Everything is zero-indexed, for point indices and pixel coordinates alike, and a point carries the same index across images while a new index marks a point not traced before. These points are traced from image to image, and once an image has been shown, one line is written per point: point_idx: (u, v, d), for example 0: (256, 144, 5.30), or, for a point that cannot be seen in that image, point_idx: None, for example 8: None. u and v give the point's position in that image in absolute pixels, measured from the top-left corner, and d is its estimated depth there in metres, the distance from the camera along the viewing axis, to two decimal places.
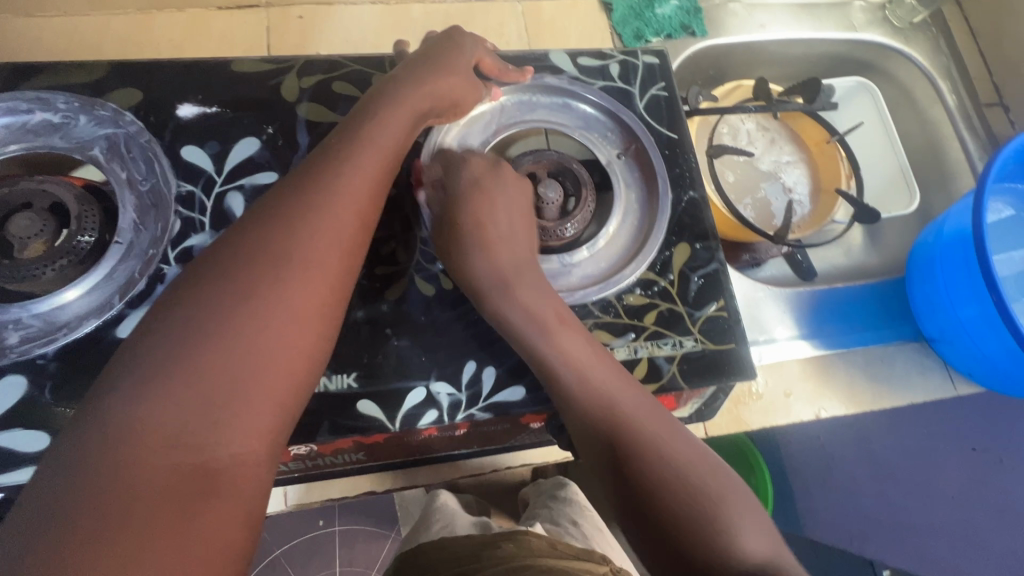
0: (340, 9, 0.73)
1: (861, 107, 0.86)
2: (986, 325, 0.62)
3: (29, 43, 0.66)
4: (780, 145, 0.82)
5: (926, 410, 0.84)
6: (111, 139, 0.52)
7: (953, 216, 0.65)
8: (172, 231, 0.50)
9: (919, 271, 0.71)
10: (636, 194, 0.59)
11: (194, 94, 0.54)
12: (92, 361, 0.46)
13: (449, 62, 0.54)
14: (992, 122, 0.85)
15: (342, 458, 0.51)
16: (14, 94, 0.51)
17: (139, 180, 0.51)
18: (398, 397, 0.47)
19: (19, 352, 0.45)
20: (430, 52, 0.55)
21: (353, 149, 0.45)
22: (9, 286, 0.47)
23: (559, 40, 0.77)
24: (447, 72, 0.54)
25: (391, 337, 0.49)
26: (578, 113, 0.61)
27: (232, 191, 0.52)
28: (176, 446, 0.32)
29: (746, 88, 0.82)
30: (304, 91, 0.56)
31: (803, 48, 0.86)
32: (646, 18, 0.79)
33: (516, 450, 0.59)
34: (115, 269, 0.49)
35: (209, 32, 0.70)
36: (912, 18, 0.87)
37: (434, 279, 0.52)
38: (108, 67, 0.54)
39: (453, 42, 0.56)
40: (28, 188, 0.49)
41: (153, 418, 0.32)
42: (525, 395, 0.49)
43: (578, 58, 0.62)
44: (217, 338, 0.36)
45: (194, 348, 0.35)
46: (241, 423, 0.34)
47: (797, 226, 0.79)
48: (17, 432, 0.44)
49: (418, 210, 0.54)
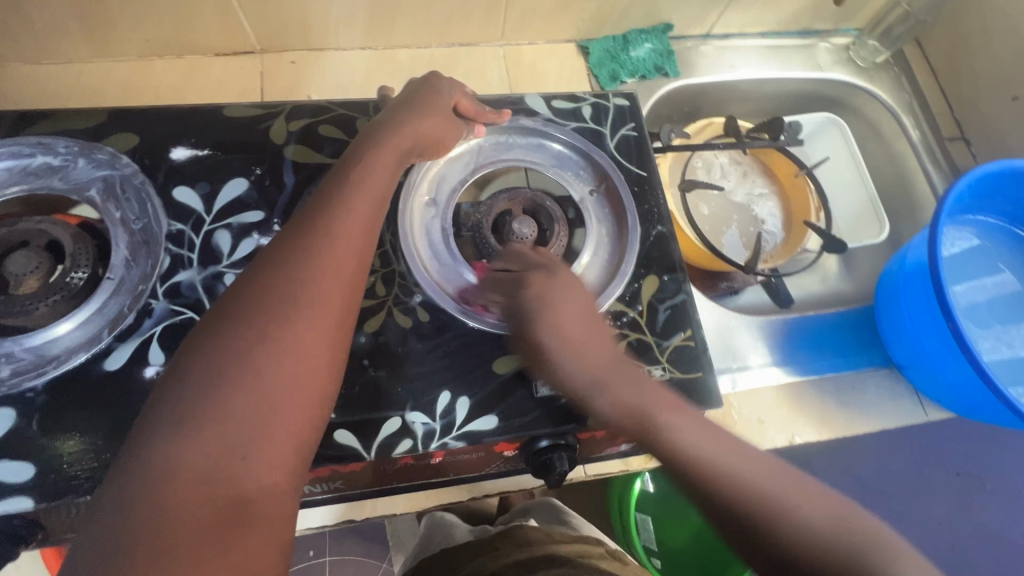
0: (331, 54, 0.78)
1: (830, 141, 0.90)
2: (948, 353, 0.65)
3: (35, 89, 0.70)
4: (753, 179, 0.86)
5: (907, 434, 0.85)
6: (107, 180, 0.55)
7: (914, 247, 0.68)
8: (161, 268, 0.53)
9: (886, 300, 0.73)
10: (606, 228, 0.62)
11: (187, 138, 0.57)
12: (80, 392, 0.48)
13: (427, 106, 0.58)
14: (955, 155, 0.89)
15: (321, 486, 0.52)
16: (17, 140, 0.55)
17: (132, 219, 0.54)
18: (374, 427, 0.49)
19: (9, 385, 0.47)
20: (409, 98, 0.58)
21: (334, 191, 0.48)
22: (3, 321, 0.49)
23: (538, 81, 0.82)
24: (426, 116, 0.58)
25: (369, 368, 0.51)
26: (551, 152, 0.65)
27: (220, 229, 0.55)
28: (211, 482, 0.34)
29: (718, 125, 0.85)
30: (292, 134, 0.59)
31: (772, 86, 0.91)
32: (621, 60, 0.83)
33: (492, 478, 0.60)
34: (106, 304, 0.51)
35: (206, 78, 0.74)
36: (875, 58, 0.91)
37: (411, 311, 0.54)
38: (106, 113, 0.57)
39: (430, 88, 0.59)
40: (27, 228, 0.52)
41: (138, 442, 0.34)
42: (497, 424, 0.51)
43: (551, 100, 0.65)
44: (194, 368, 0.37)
45: None
46: (220, 449, 0.36)
47: (769, 255, 0.82)
48: (5, 463, 0.45)
49: (398, 246, 0.57)
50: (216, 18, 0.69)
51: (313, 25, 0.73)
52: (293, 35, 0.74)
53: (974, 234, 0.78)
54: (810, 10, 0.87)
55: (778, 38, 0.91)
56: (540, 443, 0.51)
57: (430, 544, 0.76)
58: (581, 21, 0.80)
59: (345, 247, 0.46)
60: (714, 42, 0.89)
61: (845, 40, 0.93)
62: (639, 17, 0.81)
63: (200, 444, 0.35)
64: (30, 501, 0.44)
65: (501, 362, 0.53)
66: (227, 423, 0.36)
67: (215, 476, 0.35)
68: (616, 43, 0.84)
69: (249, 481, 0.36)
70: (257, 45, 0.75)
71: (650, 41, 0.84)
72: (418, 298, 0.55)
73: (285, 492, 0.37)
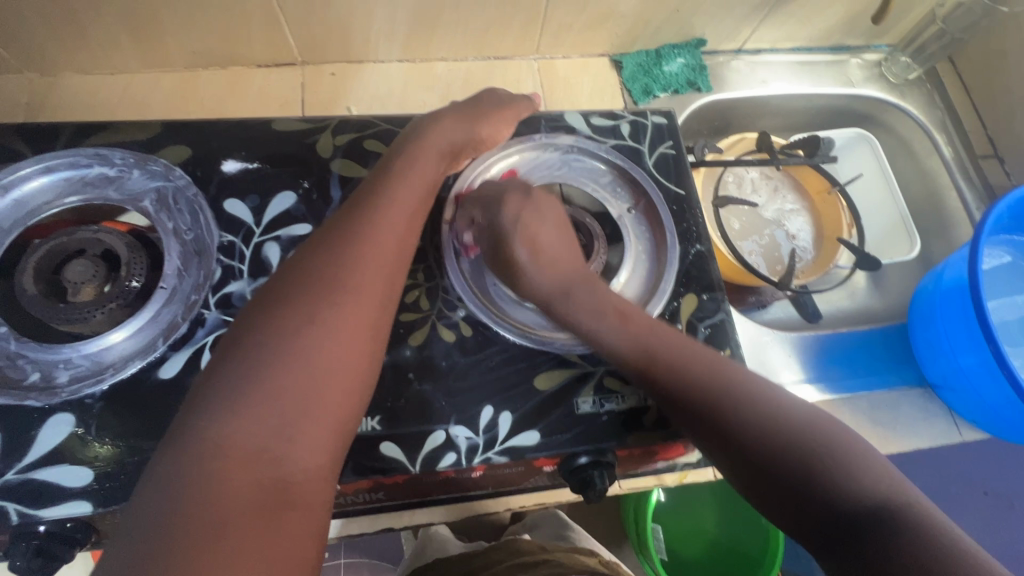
0: (369, 67, 0.79)
1: (861, 157, 0.90)
2: (986, 373, 0.65)
3: (85, 99, 0.72)
4: (783, 194, 0.86)
5: (946, 454, 0.81)
6: (160, 191, 0.57)
7: (952, 265, 0.67)
8: (213, 278, 0.54)
9: (920, 317, 0.73)
10: (644, 244, 0.63)
11: (238, 151, 0.59)
12: (134, 400, 0.49)
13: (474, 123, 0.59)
14: (987, 172, 0.89)
15: (362, 497, 0.53)
16: (75, 151, 0.56)
17: (184, 229, 0.56)
18: (419, 439, 0.50)
19: (69, 392, 0.49)
20: (456, 113, 0.59)
21: (383, 201, 0.49)
22: (62, 327, 0.51)
23: (572, 95, 0.82)
24: (469, 135, 0.59)
25: (414, 381, 0.52)
26: (591, 169, 0.65)
27: (269, 241, 0.56)
28: (255, 477, 0.35)
29: (749, 140, 0.86)
30: (338, 149, 0.60)
31: (803, 102, 0.91)
32: (654, 75, 0.84)
33: (527, 491, 0.61)
34: (159, 313, 0.52)
35: (248, 89, 0.76)
36: (907, 74, 0.91)
37: (454, 325, 0.55)
38: (160, 125, 0.59)
39: (474, 106, 0.61)
40: (84, 236, 0.53)
41: (200, 459, 0.34)
42: (540, 439, 0.51)
43: (590, 118, 0.66)
44: (251, 382, 0.38)
45: (231, 395, 0.37)
46: (291, 457, 0.36)
47: (801, 271, 0.82)
48: (64, 468, 0.46)
49: (441, 260, 0.58)
50: (261, 30, 0.71)
51: (355, 38, 0.74)
52: (334, 48, 0.75)
53: (1007, 253, 0.78)
54: (844, 26, 0.88)
55: (810, 53, 0.91)
56: (579, 460, 0.51)
57: (423, 555, 0.79)
58: (615, 36, 0.81)
59: (398, 263, 0.46)
60: (746, 57, 0.89)
61: (876, 56, 0.93)
62: (674, 32, 0.82)
63: (263, 457, 0.36)
64: (88, 505, 0.45)
65: (543, 377, 0.54)
66: (290, 437, 0.37)
67: (284, 486, 0.36)
68: (649, 58, 0.84)
69: (310, 494, 0.36)
70: (299, 57, 0.76)
71: (683, 56, 0.85)
72: (461, 312, 0.56)
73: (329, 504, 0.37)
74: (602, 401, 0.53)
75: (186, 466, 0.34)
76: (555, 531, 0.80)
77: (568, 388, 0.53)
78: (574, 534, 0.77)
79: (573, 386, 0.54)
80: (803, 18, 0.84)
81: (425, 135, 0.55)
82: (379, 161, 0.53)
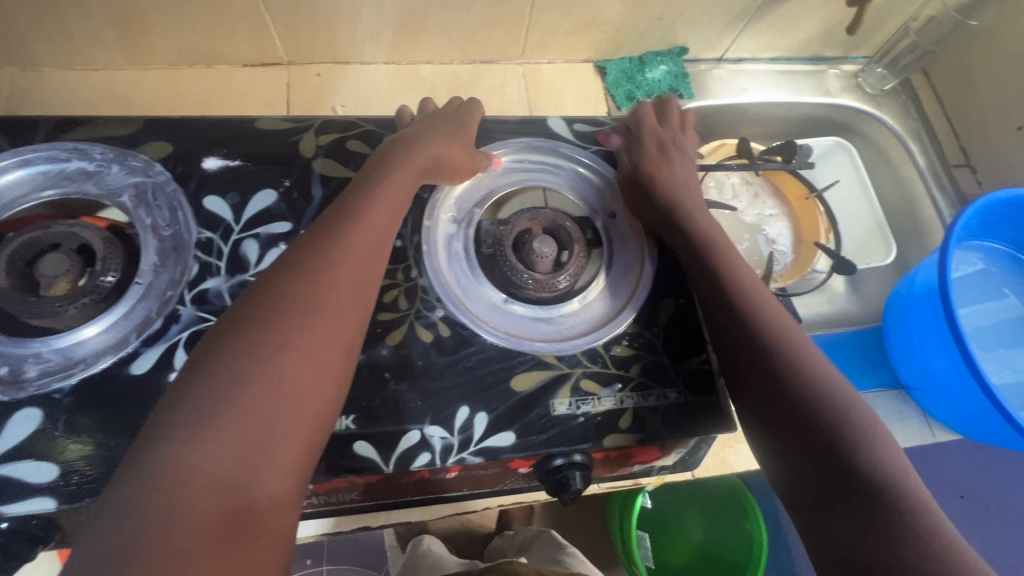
0: (355, 68, 0.79)
1: (839, 165, 0.91)
2: (956, 374, 0.66)
3: (66, 94, 0.72)
4: (763, 200, 0.86)
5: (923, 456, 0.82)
6: (138, 186, 0.56)
7: (924, 269, 0.69)
8: (189, 274, 0.54)
9: (895, 321, 0.75)
10: (623, 247, 0.64)
11: (218, 149, 0.59)
12: (106, 396, 0.49)
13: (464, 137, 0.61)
14: (960, 181, 0.91)
15: (337, 497, 0.53)
16: (54, 145, 0.56)
17: (162, 226, 0.55)
18: (394, 439, 0.50)
19: (37, 386, 0.48)
20: (407, 133, 0.59)
21: (349, 206, 0.50)
22: (33, 321, 0.50)
23: (557, 100, 0.84)
24: (394, 148, 0.57)
25: (390, 381, 0.52)
26: (577, 175, 0.67)
27: (248, 238, 0.56)
28: (214, 489, 0.35)
29: (730, 146, 0.88)
30: (320, 148, 0.61)
31: (781, 110, 0.92)
32: (637, 81, 0.85)
33: (505, 493, 0.61)
34: (133, 308, 0.52)
35: (233, 87, 0.76)
36: (883, 85, 0.94)
37: (432, 326, 0.55)
38: (141, 122, 0.59)
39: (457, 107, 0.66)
40: (60, 230, 0.53)
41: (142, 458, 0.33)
42: (515, 440, 0.51)
43: (573, 124, 0.68)
44: None
45: None
46: (259, 480, 0.37)
47: (779, 275, 0.82)
48: (27, 464, 0.46)
49: (421, 260, 0.58)
50: (246, 30, 0.71)
51: (340, 40, 0.75)
52: (319, 48, 0.76)
53: (979, 259, 0.80)
54: (821, 38, 0.90)
55: (790, 63, 0.94)
56: (555, 462, 0.52)
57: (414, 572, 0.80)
58: (600, 42, 0.82)
59: (362, 270, 0.47)
60: (727, 65, 0.91)
61: (853, 67, 0.96)
62: (656, 40, 0.84)
63: (222, 465, 0.36)
64: (53, 503, 0.44)
65: (519, 379, 0.54)
66: (254, 443, 0.37)
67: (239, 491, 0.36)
68: (632, 65, 0.86)
69: (264, 513, 0.36)
70: (285, 58, 0.77)
71: (665, 63, 0.86)
72: (440, 312, 0.56)
73: (283, 506, 0.37)
74: (578, 403, 0.53)
75: (145, 478, 0.34)
76: (557, 553, 0.78)
77: (544, 391, 0.54)
78: (569, 559, 0.75)
79: (550, 387, 0.54)
80: (782, 28, 0.86)
81: (385, 154, 0.56)
82: (418, 178, 0.56)
